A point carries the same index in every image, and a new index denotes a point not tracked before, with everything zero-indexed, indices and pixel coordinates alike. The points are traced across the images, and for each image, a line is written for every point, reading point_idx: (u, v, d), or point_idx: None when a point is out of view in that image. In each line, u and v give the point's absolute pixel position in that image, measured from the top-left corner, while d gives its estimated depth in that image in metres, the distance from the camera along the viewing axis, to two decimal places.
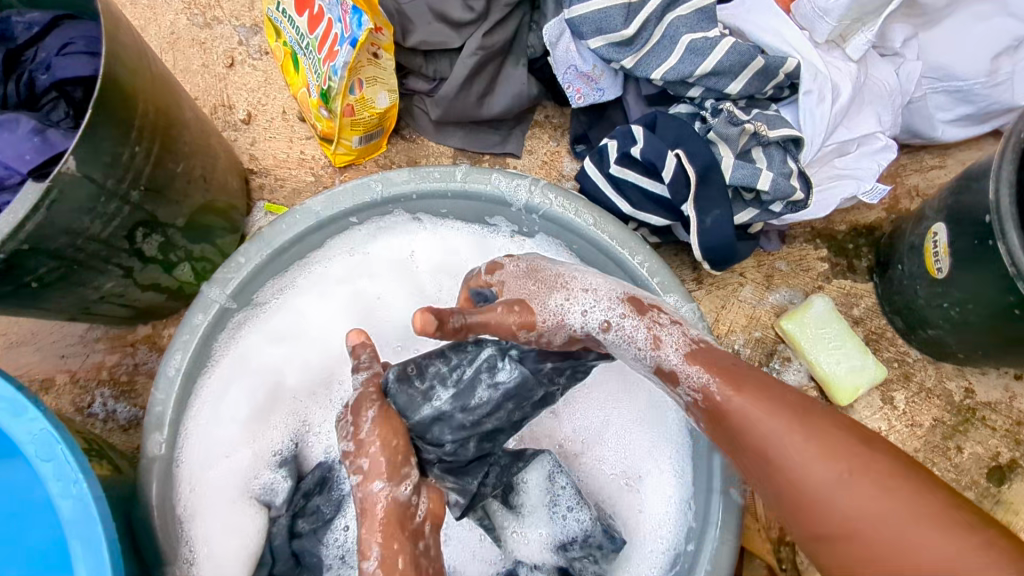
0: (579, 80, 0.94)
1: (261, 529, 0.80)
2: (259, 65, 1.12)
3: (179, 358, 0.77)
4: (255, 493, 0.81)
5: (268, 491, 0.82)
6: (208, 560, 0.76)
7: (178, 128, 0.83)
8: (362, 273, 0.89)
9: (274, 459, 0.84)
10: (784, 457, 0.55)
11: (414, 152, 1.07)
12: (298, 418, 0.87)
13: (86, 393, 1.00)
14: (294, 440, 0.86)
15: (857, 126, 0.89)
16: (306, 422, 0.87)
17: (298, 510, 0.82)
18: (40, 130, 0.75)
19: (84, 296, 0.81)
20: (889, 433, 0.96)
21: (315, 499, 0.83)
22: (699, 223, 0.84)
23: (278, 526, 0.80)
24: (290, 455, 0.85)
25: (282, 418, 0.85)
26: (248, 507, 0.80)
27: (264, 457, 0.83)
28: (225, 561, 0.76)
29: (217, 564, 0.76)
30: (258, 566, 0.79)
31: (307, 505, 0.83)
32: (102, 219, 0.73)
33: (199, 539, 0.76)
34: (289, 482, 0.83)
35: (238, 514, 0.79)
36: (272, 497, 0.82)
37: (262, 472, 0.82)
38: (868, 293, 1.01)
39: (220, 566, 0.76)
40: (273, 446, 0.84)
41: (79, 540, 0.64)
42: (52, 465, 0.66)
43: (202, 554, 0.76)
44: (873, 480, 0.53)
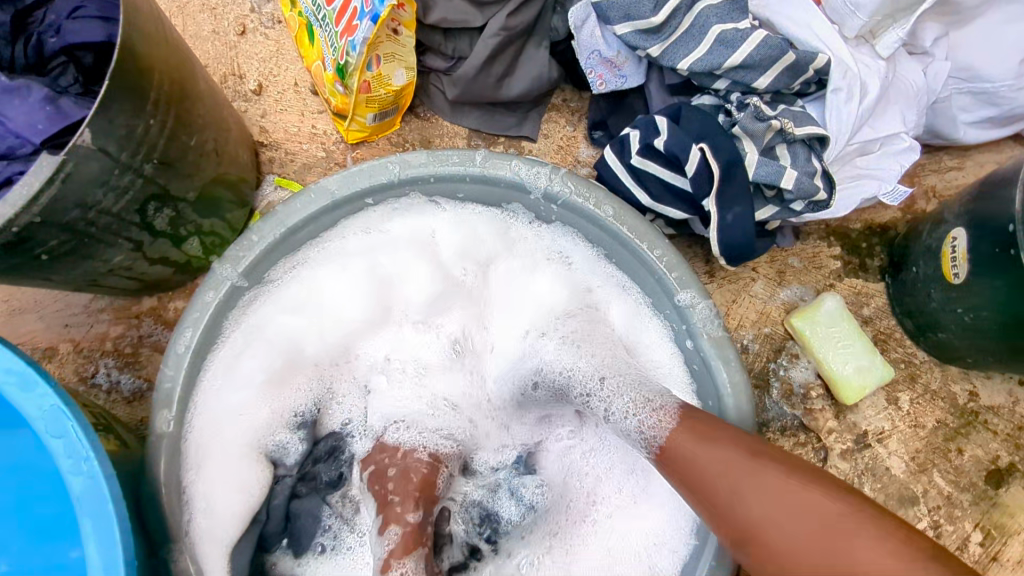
0: (601, 66, 0.92)
1: (263, 486, 0.79)
2: (271, 34, 1.09)
3: (189, 335, 0.76)
4: (267, 449, 0.81)
5: (281, 449, 0.82)
6: (207, 517, 0.75)
7: (193, 99, 0.81)
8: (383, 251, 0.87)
9: (293, 421, 0.83)
10: (727, 486, 0.63)
11: (429, 131, 1.05)
12: (319, 385, 0.86)
13: (90, 362, 0.99)
14: (317, 404, 0.85)
15: (882, 126, 0.88)
16: (327, 387, 0.86)
17: (303, 474, 0.83)
18: (51, 98, 0.73)
19: (92, 269, 0.79)
20: (892, 432, 0.97)
21: (320, 466, 0.83)
22: (719, 219, 0.83)
23: (281, 485, 0.81)
24: (310, 419, 0.85)
25: (302, 383, 0.84)
26: (255, 463, 0.79)
27: (280, 416, 0.83)
28: (221, 517, 0.76)
29: (216, 520, 0.75)
30: (253, 522, 0.77)
31: (312, 470, 0.83)
32: (114, 193, 0.72)
33: (200, 502, 0.76)
34: (303, 445, 0.83)
35: (244, 470, 0.78)
36: (283, 455, 0.82)
37: (278, 431, 0.82)
38: (879, 293, 1.01)
39: (220, 522, 0.75)
40: (294, 406, 0.84)
41: (90, 519, 0.64)
42: (63, 442, 0.65)
43: (200, 512, 0.75)
44: (819, 511, 0.59)
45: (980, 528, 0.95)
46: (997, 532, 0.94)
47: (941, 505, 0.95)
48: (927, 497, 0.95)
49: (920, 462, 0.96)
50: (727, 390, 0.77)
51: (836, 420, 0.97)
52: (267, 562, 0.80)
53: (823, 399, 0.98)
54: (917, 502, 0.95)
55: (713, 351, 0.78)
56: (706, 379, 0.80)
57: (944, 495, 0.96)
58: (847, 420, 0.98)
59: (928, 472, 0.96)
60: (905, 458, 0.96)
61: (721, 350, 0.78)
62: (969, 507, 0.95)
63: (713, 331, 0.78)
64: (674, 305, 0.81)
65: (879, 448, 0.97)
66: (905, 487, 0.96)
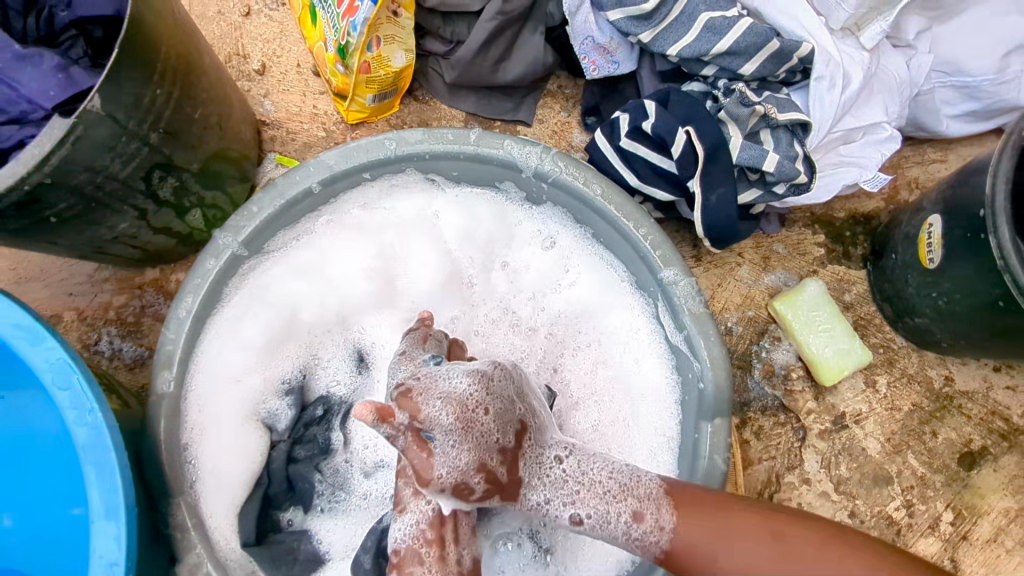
0: (595, 52, 0.95)
1: (262, 450, 0.83)
2: (276, 16, 1.12)
3: (190, 301, 0.79)
4: (261, 416, 0.84)
5: (272, 416, 0.85)
6: (212, 476, 0.78)
7: (198, 73, 0.83)
8: (384, 228, 0.90)
9: (281, 387, 0.86)
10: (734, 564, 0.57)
11: (427, 114, 1.07)
12: (309, 351, 0.89)
13: (94, 330, 1.02)
14: (303, 370, 0.88)
15: (864, 115, 0.91)
16: (317, 356, 0.89)
17: (298, 437, 0.86)
18: (63, 67, 0.76)
19: (98, 236, 0.83)
20: (869, 414, 1.00)
21: (314, 429, 0.87)
22: (703, 200, 0.86)
23: (277, 451, 0.84)
24: (298, 385, 0.87)
25: (294, 348, 0.88)
26: (253, 429, 0.83)
27: (272, 383, 0.86)
28: (226, 478, 0.79)
29: (219, 481, 0.78)
30: (255, 486, 0.81)
31: (305, 434, 0.86)
32: (121, 159, 0.75)
33: (202, 457, 0.78)
34: (292, 411, 0.86)
35: (242, 435, 0.82)
36: (275, 421, 0.85)
37: (270, 398, 0.85)
38: (860, 280, 1.04)
39: (223, 484, 0.79)
40: (284, 374, 0.86)
41: (93, 466, 0.67)
42: (68, 394, 0.68)
43: (207, 470, 0.78)
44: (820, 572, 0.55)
45: (952, 508, 0.98)
46: (967, 512, 0.97)
47: (914, 485, 0.98)
48: (901, 477, 0.99)
49: (895, 443, 1.00)
50: (707, 365, 0.80)
51: (814, 401, 1.00)
52: (280, 520, 0.83)
53: (803, 381, 1.01)
54: (891, 482, 0.98)
55: (693, 327, 0.81)
56: (686, 353, 0.83)
57: (917, 476, 0.99)
58: (826, 401, 1.01)
59: (902, 453, 0.99)
60: (880, 439, 1.00)
61: (701, 326, 0.80)
62: (941, 487, 0.98)
63: (693, 308, 0.81)
64: (657, 282, 0.83)
65: (856, 429, 1.00)
66: (880, 467, 0.99)
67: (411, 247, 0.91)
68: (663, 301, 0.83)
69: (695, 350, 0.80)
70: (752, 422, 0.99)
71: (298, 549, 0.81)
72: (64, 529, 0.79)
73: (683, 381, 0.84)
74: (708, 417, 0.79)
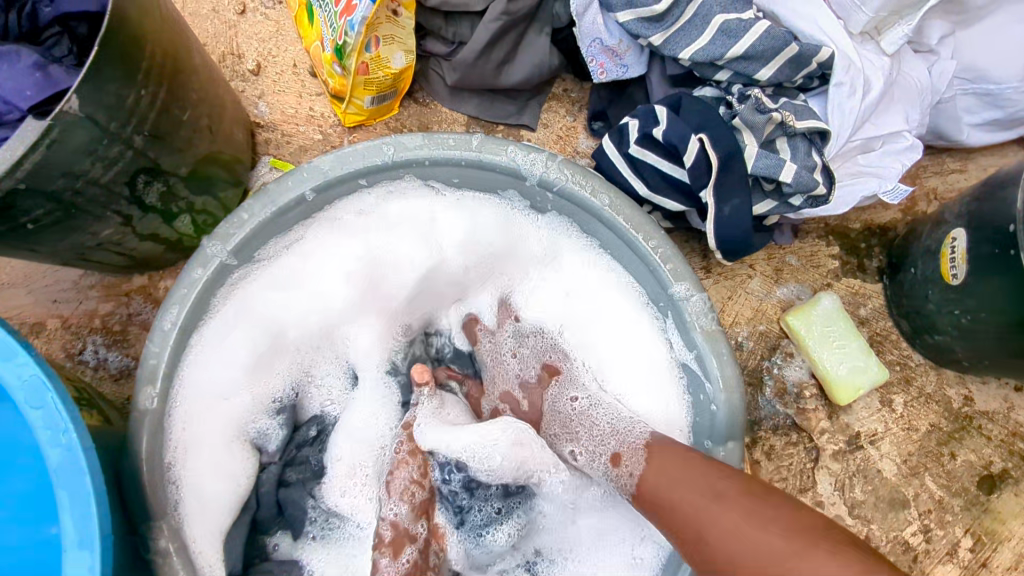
0: (602, 55, 0.91)
1: (250, 472, 0.80)
2: (271, 14, 1.08)
3: (176, 312, 0.74)
4: (249, 436, 0.81)
5: (261, 436, 0.83)
6: (197, 499, 0.75)
7: (186, 72, 0.79)
8: (380, 236, 0.85)
9: (272, 406, 0.84)
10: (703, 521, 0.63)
11: (427, 117, 1.03)
12: (301, 367, 0.87)
13: (78, 339, 0.98)
14: (294, 388, 0.86)
15: (884, 124, 0.87)
16: (308, 370, 0.87)
17: (288, 460, 0.85)
18: (41, 65, 0.72)
19: (80, 242, 0.78)
20: (885, 435, 0.96)
21: (306, 450, 0.85)
22: (716, 211, 0.82)
23: (267, 473, 0.82)
24: (290, 404, 0.85)
25: (285, 366, 0.85)
26: (241, 450, 0.80)
27: (262, 402, 0.83)
28: (212, 502, 0.76)
29: (204, 504, 0.75)
30: (242, 511, 0.79)
31: (297, 456, 0.85)
32: (103, 163, 0.71)
33: (184, 478, 0.74)
34: (283, 431, 0.84)
35: (229, 456, 0.79)
36: (264, 442, 0.83)
37: (259, 417, 0.82)
38: (876, 294, 1.00)
39: (207, 506, 0.75)
40: (274, 393, 0.84)
41: (66, 491, 0.62)
42: (42, 413, 0.63)
43: (192, 494, 0.74)
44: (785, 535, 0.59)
45: (971, 534, 0.93)
46: (987, 538, 0.93)
47: (932, 509, 0.94)
48: (918, 501, 0.94)
49: (912, 465, 0.95)
50: (720, 385, 0.75)
51: (828, 420, 0.96)
52: (268, 544, 0.83)
53: (816, 399, 0.97)
54: (907, 506, 0.94)
55: (706, 345, 0.77)
56: (695, 375, 0.79)
57: (935, 499, 0.94)
58: (840, 420, 0.96)
59: (920, 476, 0.95)
60: (896, 461, 0.95)
61: (715, 345, 0.76)
62: (960, 512, 0.94)
63: (706, 326, 0.77)
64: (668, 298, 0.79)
65: (871, 450, 0.96)
66: (896, 490, 0.95)
67: (405, 257, 0.86)
68: (674, 317, 0.79)
69: (707, 371, 0.76)
70: (762, 442, 0.95)
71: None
72: (33, 552, 0.75)
73: (696, 402, 0.80)
74: (721, 441, 0.75)
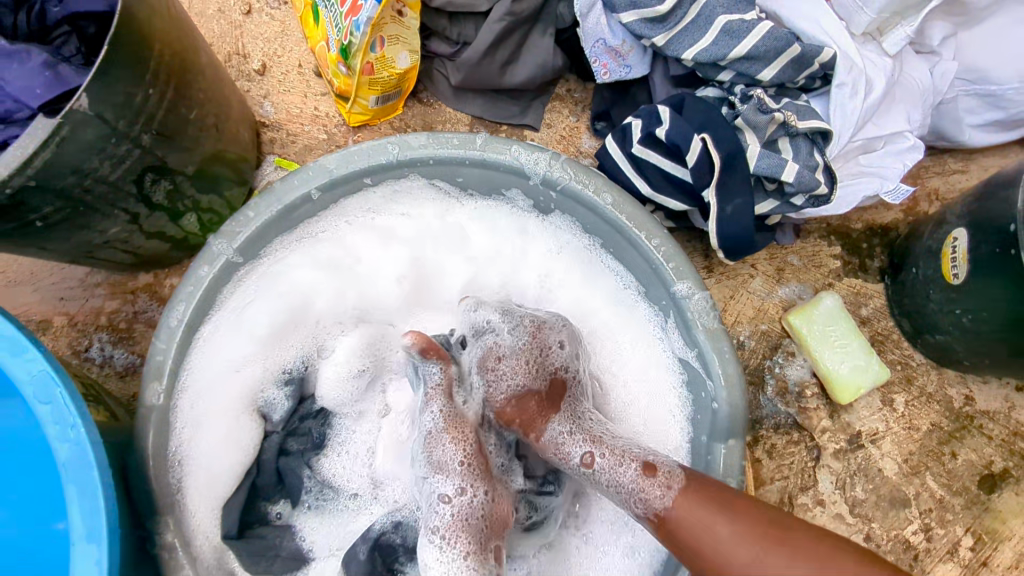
0: (606, 55, 0.92)
1: (256, 444, 0.80)
2: (277, 15, 1.09)
3: (182, 309, 0.75)
4: (258, 405, 0.81)
5: (269, 405, 0.82)
6: (205, 471, 0.76)
7: (193, 72, 0.80)
8: (403, 228, 0.87)
9: (282, 377, 0.83)
10: None
11: (431, 117, 1.04)
12: (315, 343, 0.85)
13: (84, 336, 0.98)
14: (306, 361, 0.85)
15: (885, 124, 0.88)
16: (323, 347, 0.85)
17: (292, 429, 0.83)
18: (51, 64, 0.72)
19: (88, 240, 0.79)
20: (886, 434, 0.97)
21: (309, 422, 0.83)
22: (719, 210, 0.83)
23: (269, 441, 0.81)
24: (299, 376, 0.84)
25: (299, 340, 0.84)
26: (249, 420, 0.80)
27: (273, 373, 0.82)
28: (218, 471, 0.76)
29: (211, 475, 0.76)
30: (243, 477, 0.78)
31: (300, 427, 0.83)
32: (111, 161, 0.72)
33: (192, 454, 0.75)
34: (289, 402, 0.82)
35: (237, 426, 0.79)
36: (271, 411, 0.82)
37: (268, 387, 0.82)
38: (877, 294, 1.01)
39: (213, 479, 0.76)
40: (285, 364, 0.83)
41: (74, 485, 0.63)
42: (50, 408, 0.64)
43: (199, 467, 0.75)
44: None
45: (971, 533, 0.94)
46: (988, 537, 0.94)
47: (933, 508, 0.95)
48: (919, 500, 0.95)
49: (913, 464, 0.96)
50: (722, 383, 0.76)
51: (829, 419, 0.97)
52: (269, 512, 0.80)
53: (818, 398, 0.97)
54: (908, 505, 0.95)
55: (707, 344, 0.77)
56: (694, 368, 0.80)
57: (936, 498, 0.95)
58: (841, 419, 0.97)
59: (921, 475, 0.95)
60: (897, 460, 0.96)
61: (716, 343, 0.77)
62: (960, 511, 0.95)
63: (708, 324, 0.77)
64: (670, 296, 0.80)
65: (872, 449, 0.96)
66: (897, 489, 0.95)
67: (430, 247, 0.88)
68: (675, 316, 0.80)
69: (710, 367, 0.77)
70: (764, 441, 0.95)
71: (281, 545, 0.77)
72: (41, 547, 0.75)
73: (698, 399, 0.80)
74: (722, 438, 0.76)
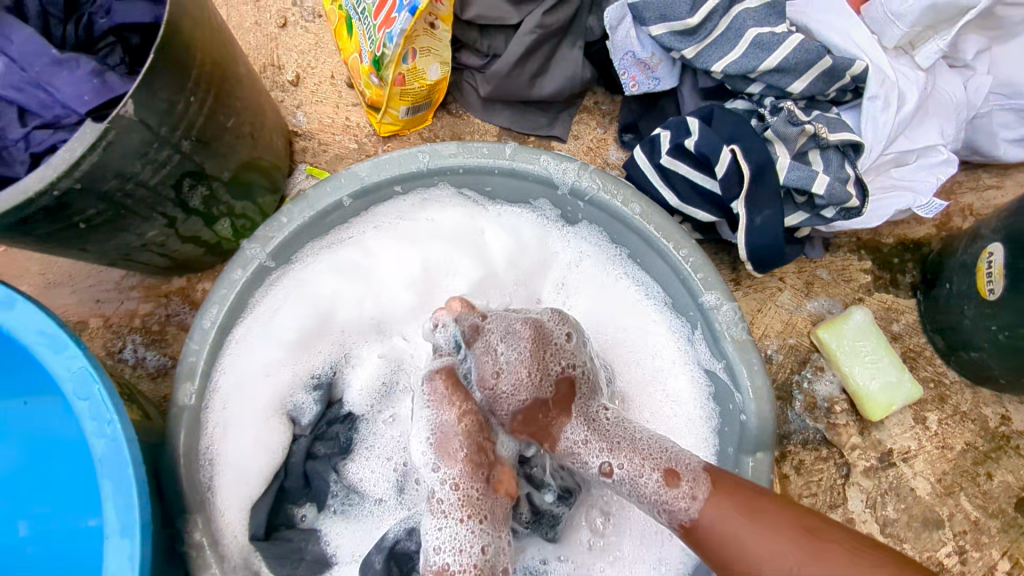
0: (634, 68, 0.92)
1: (284, 447, 0.81)
2: (312, 28, 1.12)
3: (215, 312, 0.76)
4: (287, 409, 0.82)
5: (297, 409, 0.83)
6: (232, 472, 0.76)
7: (232, 80, 0.82)
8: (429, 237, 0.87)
9: (310, 381, 0.84)
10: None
11: (460, 128, 1.06)
12: (342, 349, 0.86)
13: (118, 338, 1.01)
14: (333, 367, 0.86)
15: (918, 137, 0.87)
16: (350, 354, 0.87)
17: (319, 434, 0.84)
18: (99, 72, 0.75)
19: (126, 243, 0.82)
20: (918, 452, 0.94)
21: (337, 427, 0.85)
22: (748, 222, 0.83)
23: (298, 444, 0.82)
24: (327, 381, 0.85)
25: (326, 346, 0.85)
26: (277, 424, 0.81)
27: (301, 377, 0.83)
28: (248, 474, 0.77)
29: (239, 477, 0.76)
30: (272, 479, 0.79)
31: (327, 431, 0.84)
32: (152, 165, 0.74)
33: (222, 456, 0.76)
34: (317, 407, 0.83)
35: (267, 429, 0.80)
36: (299, 415, 0.83)
37: (297, 392, 0.83)
38: (909, 310, 0.99)
39: (240, 481, 0.76)
40: (313, 369, 0.84)
41: (110, 480, 0.64)
42: (88, 404, 0.66)
43: (228, 466, 0.76)
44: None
45: (1008, 557, 0.91)
46: None
47: (968, 530, 0.92)
48: (953, 521, 0.92)
49: (947, 485, 0.93)
50: (750, 395, 0.75)
51: (860, 436, 0.95)
52: (295, 514, 0.81)
53: (848, 414, 0.95)
54: (942, 526, 0.92)
55: (734, 354, 0.77)
56: (723, 381, 0.79)
57: (971, 520, 0.92)
58: (872, 437, 0.95)
59: (955, 495, 0.93)
60: (931, 479, 0.94)
61: (744, 354, 0.77)
62: (997, 534, 0.92)
63: (736, 335, 0.77)
64: (698, 307, 0.80)
65: (904, 468, 0.94)
66: (931, 510, 0.93)
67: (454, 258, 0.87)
68: (702, 327, 0.80)
69: (737, 379, 0.76)
70: (792, 456, 0.93)
71: (305, 549, 0.78)
72: (76, 541, 0.77)
73: (724, 411, 0.80)
74: (749, 450, 0.75)
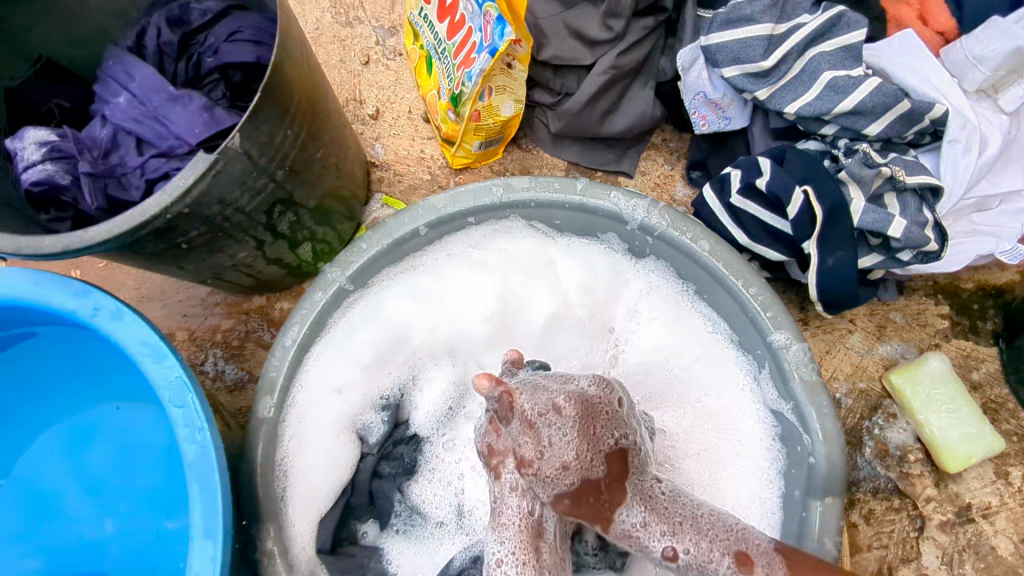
0: (705, 108, 0.94)
1: (352, 464, 0.84)
2: (392, 65, 1.18)
3: (296, 331, 0.81)
4: (356, 427, 0.85)
5: (366, 428, 0.86)
6: (304, 486, 0.79)
7: (323, 115, 0.88)
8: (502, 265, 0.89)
9: (379, 402, 0.87)
10: None
11: (529, 162, 1.09)
12: (411, 372, 0.89)
13: (201, 351, 1.07)
14: (401, 389, 0.89)
15: (1001, 182, 0.85)
16: (418, 377, 0.89)
17: (385, 453, 0.86)
18: (207, 107, 0.82)
19: (219, 263, 0.88)
20: (1000, 509, 0.90)
21: (402, 447, 0.86)
22: (820, 262, 0.82)
23: (366, 462, 0.85)
24: (395, 402, 0.88)
25: (396, 368, 0.88)
26: (347, 441, 0.84)
27: (371, 398, 0.87)
28: (319, 488, 0.80)
29: (311, 490, 0.80)
30: (340, 494, 0.82)
31: (393, 451, 0.86)
32: (250, 193, 0.80)
33: (297, 468, 0.80)
34: (385, 426, 0.86)
35: (337, 445, 0.83)
36: (368, 434, 0.86)
37: (366, 412, 0.86)
38: (990, 358, 0.96)
39: (312, 495, 0.80)
40: (382, 390, 0.87)
41: (197, 485, 0.69)
42: (182, 412, 0.70)
43: (300, 479, 0.79)
44: None
45: None
46: None
47: None
48: None
49: None
50: (819, 438, 0.75)
51: (935, 488, 0.91)
52: (358, 531, 0.83)
53: (922, 465, 0.92)
54: None
55: (804, 395, 0.77)
56: (794, 421, 0.78)
57: None
58: (949, 489, 0.91)
59: None
60: (1013, 538, 0.89)
61: (813, 396, 0.76)
62: None
63: (805, 376, 0.77)
64: (766, 346, 0.79)
65: (984, 524, 0.90)
66: (1013, 570, 0.88)
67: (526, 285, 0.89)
68: (771, 365, 0.80)
69: (807, 420, 0.76)
70: (861, 505, 0.90)
71: (369, 565, 0.80)
72: (158, 540, 0.82)
73: (793, 453, 0.78)
74: (819, 494, 0.74)
